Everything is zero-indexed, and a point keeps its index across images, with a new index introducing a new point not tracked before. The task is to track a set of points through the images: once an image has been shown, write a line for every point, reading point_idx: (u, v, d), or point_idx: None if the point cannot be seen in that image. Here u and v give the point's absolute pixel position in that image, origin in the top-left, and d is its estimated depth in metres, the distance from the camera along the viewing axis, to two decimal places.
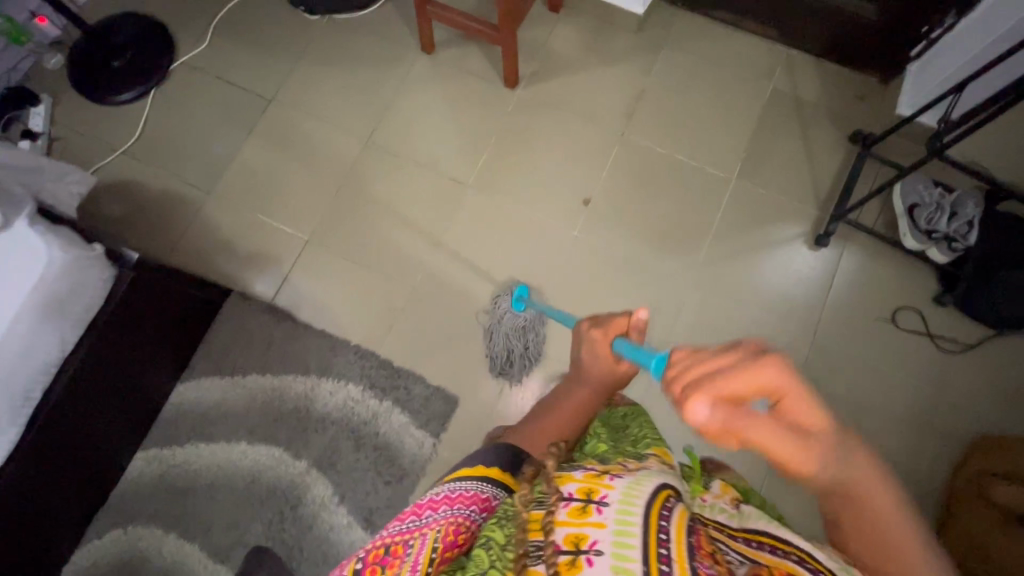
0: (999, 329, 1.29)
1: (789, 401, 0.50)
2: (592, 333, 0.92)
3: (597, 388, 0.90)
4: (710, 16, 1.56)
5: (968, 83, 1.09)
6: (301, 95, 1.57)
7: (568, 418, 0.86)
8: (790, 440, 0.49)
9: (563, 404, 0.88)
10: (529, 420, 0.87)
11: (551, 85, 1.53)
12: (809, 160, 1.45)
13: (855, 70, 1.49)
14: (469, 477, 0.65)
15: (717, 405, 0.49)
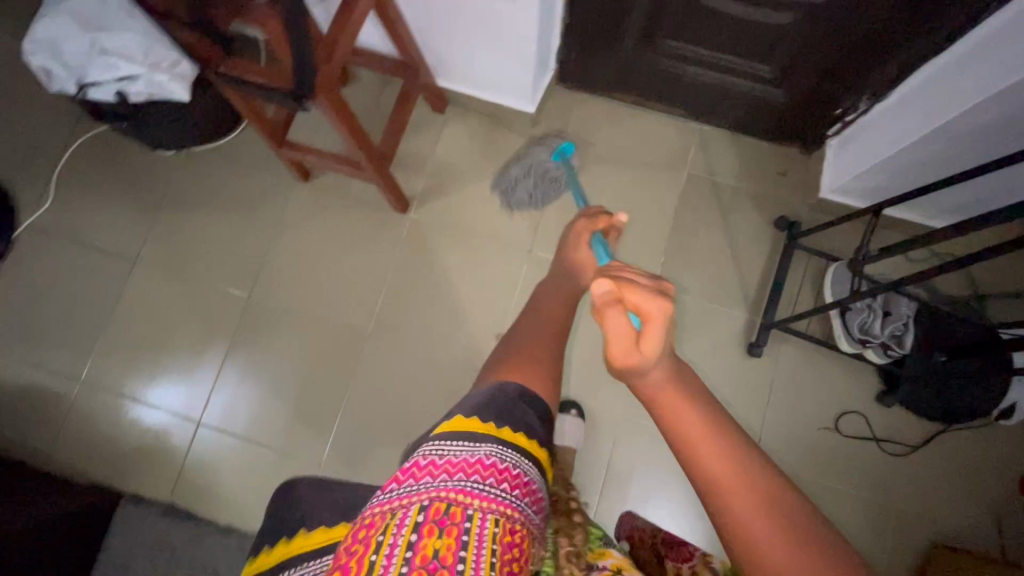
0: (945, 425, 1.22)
1: (649, 332, 0.55)
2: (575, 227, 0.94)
3: (576, 282, 0.88)
4: (611, 98, 1.39)
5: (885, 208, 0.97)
6: (173, 247, 1.40)
7: (564, 326, 0.73)
8: (651, 346, 0.55)
9: (552, 308, 0.79)
10: (524, 325, 0.74)
11: (445, 203, 1.38)
12: (733, 252, 1.34)
13: (773, 142, 1.35)
14: (512, 448, 0.52)
15: (604, 290, 0.59)
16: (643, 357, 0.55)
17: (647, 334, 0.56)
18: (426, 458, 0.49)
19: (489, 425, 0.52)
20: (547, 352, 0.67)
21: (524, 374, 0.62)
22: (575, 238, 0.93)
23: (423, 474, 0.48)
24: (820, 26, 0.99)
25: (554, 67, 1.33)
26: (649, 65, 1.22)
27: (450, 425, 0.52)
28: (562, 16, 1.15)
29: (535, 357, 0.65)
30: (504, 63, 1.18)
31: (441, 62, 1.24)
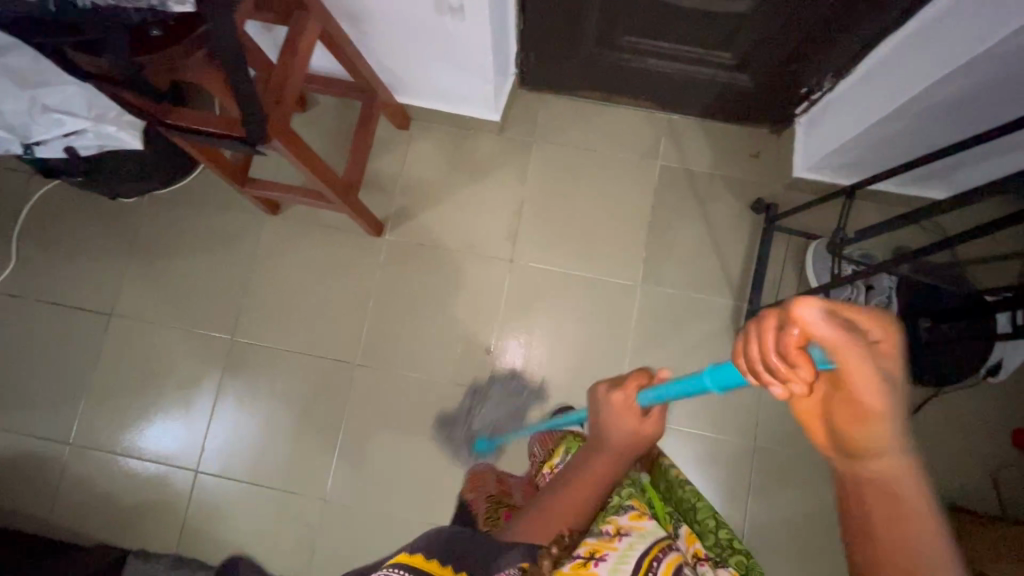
0: (938, 387, 1.24)
1: (888, 352, 0.44)
2: (610, 391, 0.72)
3: (608, 454, 0.68)
4: (577, 96, 1.37)
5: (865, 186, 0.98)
6: (146, 296, 1.37)
7: (578, 498, 0.65)
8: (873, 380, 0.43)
9: (579, 477, 0.67)
10: (548, 491, 0.67)
11: (420, 222, 1.36)
12: (714, 240, 1.33)
13: (743, 125, 1.34)
14: None
15: (825, 310, 0.40)
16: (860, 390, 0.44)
17: (881, 358, 0.44)
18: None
19: (432, 561, 0.52)
20: (567, 521, 0.63)
21: (543, 534, 0.61)
22: (616, 391, 0.72)
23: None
24: (777, 10, 0.97)
25: (515, 71, 1.30)
26: (610, 61, 1.20)
27: (401, 562, 0.51)
28: (516, 22, 1.13)
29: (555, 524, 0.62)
30: (463, 76, 1.15)
31: (399, 79, 1.21)
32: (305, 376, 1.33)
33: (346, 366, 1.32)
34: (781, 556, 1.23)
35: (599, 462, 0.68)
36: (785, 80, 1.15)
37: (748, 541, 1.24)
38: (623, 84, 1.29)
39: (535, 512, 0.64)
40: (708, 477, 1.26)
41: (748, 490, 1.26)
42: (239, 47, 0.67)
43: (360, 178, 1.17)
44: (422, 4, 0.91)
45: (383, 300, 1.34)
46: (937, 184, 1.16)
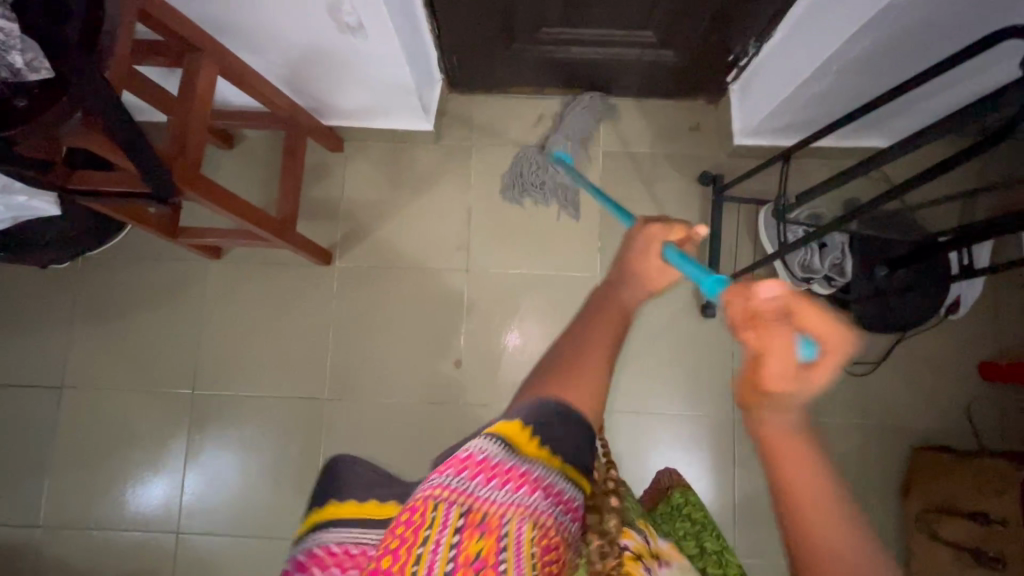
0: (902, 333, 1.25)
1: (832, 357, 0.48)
2: (653, 229, 0.70)
3: (638, 282, 0.66)
4: (509, 93, 1.34)
5: (796, 149, 0.96)
6: (96, 361, 1.32)
7: (607, 336, 0.58)
8: (786, 366, 0.48)
9: (602, 309, 0.62)
10: (573, 335, 0.59)
11: (369, 244, 1.32)
12: (666, 219, 1.32)
13: (679, 99, 1.33)
14: (494, 438, 0.48)
15: (777, 294, 0.50)
16: (776, 369, 0.48)
17: (826, 354, 0.49)
18: (468, 456, 0.46)
19: (525, 434, 0.48)
20: (597, 386, 0.55)
21: (569, 392, 0.53)
22: (654, 230, 0.69)
23: (455, 472, 0.46)
24: None
25: (440, 76, 1.26)
26: (533, 54, 1.17)
27: (500, 429, 0.48)
28: (428, 29, 1.09)
29: (586, 381, 0.54)
30: (383, 91, 1.11)
31: (319, 102, 1.16)
32: (274, 419, 1.29)
33: (314, 402, 1.29)
34: (773, 522, 1.24)
35: (621, 295, 0.64)
36: (710, 51, 1.14)
37: (739, 512, 1.25)
38: (552, 75, 1.26)
39: (565, 356, 0.56)
40: (693, 455, 1.26)
41: (733, 462, 1.26)
42: (113, 106, 0.63)
43: (294, 210, 1.13)
44: (319, 24, 0.87)
45: (342, 330, 1.31)
46: (874, 133, 1.16)
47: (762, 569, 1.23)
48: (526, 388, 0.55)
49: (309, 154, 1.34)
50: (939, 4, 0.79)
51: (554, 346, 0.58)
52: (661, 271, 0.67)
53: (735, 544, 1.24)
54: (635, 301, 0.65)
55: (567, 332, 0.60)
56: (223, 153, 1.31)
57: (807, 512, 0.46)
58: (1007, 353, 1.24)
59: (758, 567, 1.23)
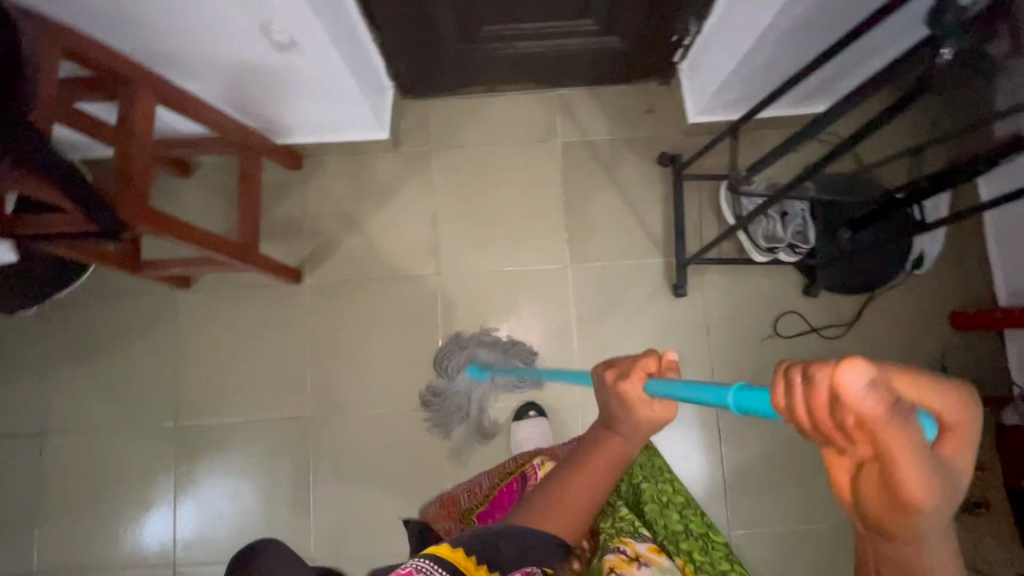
0: (871, 291, 1.27)
1: (961, 443, 0.30)
2: (627, 373, 0.59)
3: (623, 436, 0.63)
4: (463, 93, 1.34)
5: (742, 121, 0.97)
6: (74, 403, 1.30)
7: (584, 501, 0.61)
8: (910, 480, 0.29)
9: (591, 457, 0.63)
10: (555, 476, 0.63)
11: (338, 259, 1.32)
12: (630, 204, 1.32)
13: (632, 84, 1.33)
14: (430, 556, 0.49)
15: (870, 379, 0.28)
16: (872, 491, 0.30)
17: (943, 443, 0.30)
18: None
19: (462, 554, 0.51)
20: (575, 509, 0.61)
21: (551, 522, 0.59)
22: (640, 364, 0.59)
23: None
24: None
25: (391, 83, 1.26)
26: (479, 52, 1.17)
27: (435, 550, 0.50)
28: (371, 37, 1.08)
29: (568, 513, 0.60)
30: (332, 104, 1.10)
31: (270, 120, 1.15)
32: (261, 443, 1.29)
33: (299, 422, 1.29)
34: (764, 492, 1.26)
35: (613, 444, 0.63)
36: (654, 33, 1.14)
37: (730, 486, 1.26)
38: (502, 73, 1.26)
39: (549, 495, 0.61)
40: (679, 433, 1.28)
41: (718, 437, 1.27)
42: (41, 147, 0.63)
43: (255, 232, 1.12)
44: (253, 42, 0.86)
45: (320, 347, 1.30)
46: (823, 99, 1.17)
47: (758, 539, 1.24)
48: (513, 519, 0.59)
49: (269, 174, 1.34)
50: None
51: (536, 491, 0.62)
52: (653, 412, 0.60)
53: (728, 517, 1.25)
54: (618, 457, 0.63)
55: (555, 472, 0.64)
56: (183, 182, 1.30)
57: None
58: (976, 301, 1.26)
59: (753, 538, 1.24)
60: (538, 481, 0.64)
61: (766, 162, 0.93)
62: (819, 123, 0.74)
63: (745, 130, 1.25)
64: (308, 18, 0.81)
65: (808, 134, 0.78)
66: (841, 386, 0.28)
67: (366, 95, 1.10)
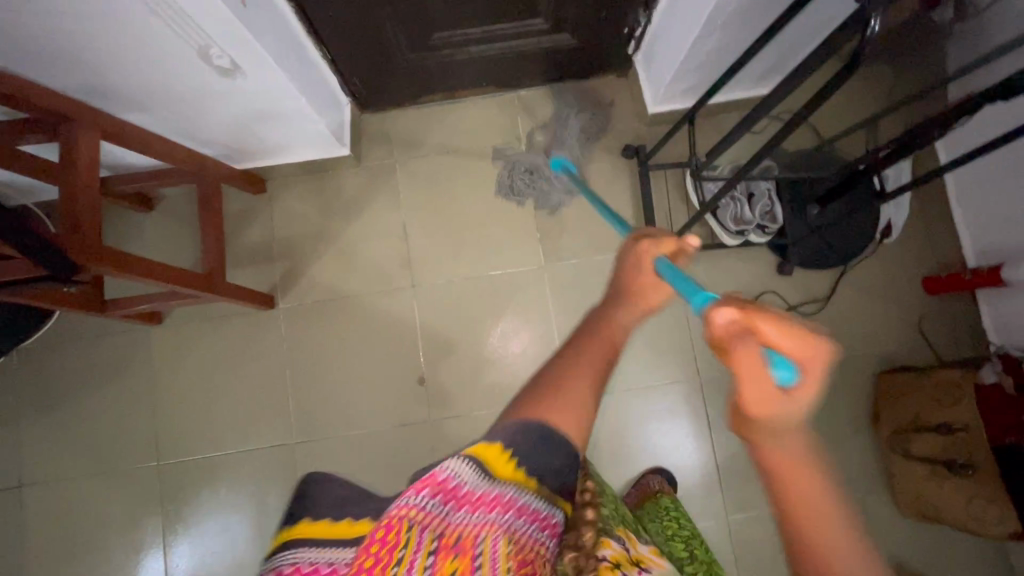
0: (845, 265, 1.27)
1: (805, 377, 0.46)
2: (645, 246, 0.66)
3: (631, 304, 0.65)
4: (422, 102, 1.33)
5: (695, 108, 0.97)
6: (50, 451, 1.27)
7: (601, 371, 0.59)
8: (762, 398, 0.46)
9: (595, 339, 0.61)
10: (567, 357, 0.60)
11: (310, 280, 1.30)
12: (599, 198, 1.32)
13: (590, 79, 1.33)
14: (468, 460, 0.49)
15: (732, 317, 0.46)
16: (755, 396, 0.46)
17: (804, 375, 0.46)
18: (444, 477, 0.48)
19: (505, 456, 0.50)
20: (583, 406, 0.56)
21: (560, 416, 0.54)
22: (649, 244, 0.66)
23: (431, 494, 0.48)
24: None
25: (347, 98, 1.24)
26: (433, 60, 1.16)
27: (476, 452, 0.50)
28: (320, 55, 1.07)
29: (571, 404, 0.55)
30: (287, 125, 1.09)
31: (226, 146, 1.13)
32: (246, 475, 1.26)
33: (285, 449, 1.26)
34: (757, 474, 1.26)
35: (618, 322, 0.64)
36: (604, 27, 1.14)
37: (723, 471, 1.26)
38: (459, 78, 1.25)
39: (551, 380, 0.57)
40: (668, 423, 1.27)
41: (707, 423, 1.27)
42: None
43: (220, 261, 1.10)
44: (196, 69, 0.85)
45: (300, 371, 1.28)
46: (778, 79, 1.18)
47: (755, 521, 1.24)
48: (508, 411, 0.56)
49: (232, 200, 1.31)
50: None
51: (537, 374, 0.58)
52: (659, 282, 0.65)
53: (724, 503, 1.25)
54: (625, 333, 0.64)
55: (556, 358, 0.60)
56: (144, 216, 1.28)
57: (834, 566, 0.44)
58: (946, 265, 1.27)
59: (749, 520, 1.24)
60: (538, 369, 0.59)
61: (724, 147, 0.94)
62: (767, 103, 0.74)
63: (705, 115, 1.25)
64: (248, 41, 0.80)
65: (760, 114, 0.78)
66: (716, 319, 0.46)
67: (320, 113, 1.09)
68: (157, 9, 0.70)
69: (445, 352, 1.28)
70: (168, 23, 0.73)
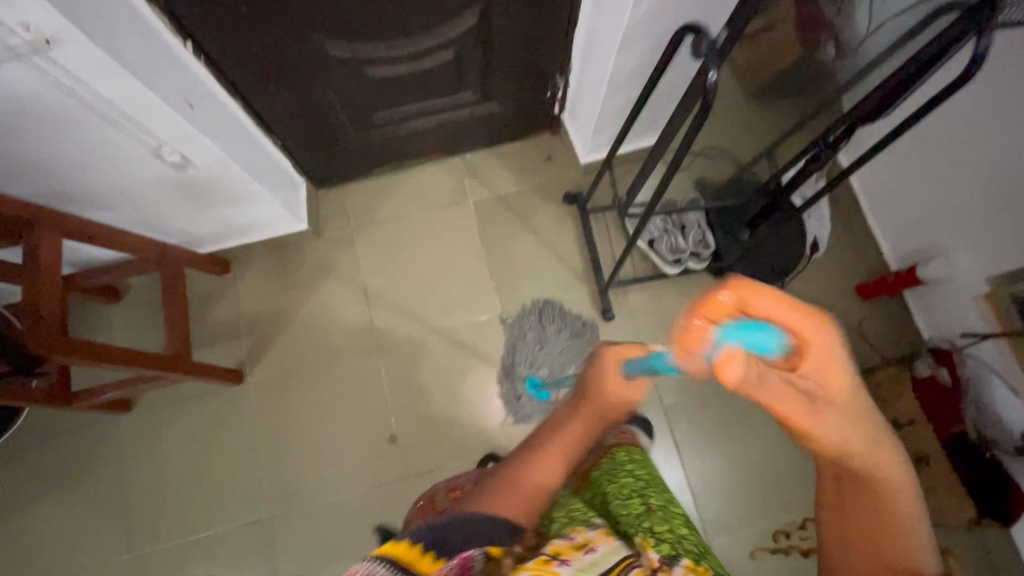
0: (780, 281, 1.35)
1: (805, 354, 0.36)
2: (614, 349, 0.56)
3: (590, 417, 0.58)
4: (375, 174, 1.43)
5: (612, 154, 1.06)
6: (17, 555, 1.23)
7: (536, 487, 0.55)
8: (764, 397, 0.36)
9: (534, 465, 0.56)
10: (511, 465, 0.57)
11: (278, 351, 1.34)
12: (548, 244, 1.41)
13: (528, 138, 1.46)
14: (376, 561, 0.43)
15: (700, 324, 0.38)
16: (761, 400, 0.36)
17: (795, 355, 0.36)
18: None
19: (418, 552, 0.45)
20: (523, 498, 0.54)
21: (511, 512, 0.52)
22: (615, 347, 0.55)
23: None
24: (478, 48, 1.08)
25: (303, 176, 1.34)
26: (377, 135, 1.26)
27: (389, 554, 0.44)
28: (272, 142, 1.17)
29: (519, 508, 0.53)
30: (243, 207, 1.17)
31: (188, 232, 1.20)
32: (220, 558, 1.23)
33: (259, 525, 1.25)
34: (732, 493, 1.27)
35: (567, 432, 0.58)
36: (529, 93, 1.27)
37: (698, 495, 1.27)
38: (404, 150, 1.36)
39: (509, 476, 0.56)
40: None
41: (677, 448, 1.30)
42: None
43: (185, 340, 1.14)
44: (150, 166, 0.93)
45: (274, 443, 1.29)
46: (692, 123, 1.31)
47: (737, 543, 1.24)
48: (463, 502, 0.55)
49: (199, 283, 1.37)
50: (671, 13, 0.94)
51: (494, 478, 0.56)
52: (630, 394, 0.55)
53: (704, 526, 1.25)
54: (559, 451, 0.57)
55: (517, 453, 0.59)
56: (113, 306, 1.32)
57: (861, 509, 0.41)
58: (875, 271, 1.36)
59: (732, 542, 1.24)
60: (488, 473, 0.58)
61: (638, 188, 1.04)
62: (657, 150, 0.85)
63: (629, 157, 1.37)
64: (196, 136, 0.88)
65: (655, 157, 0.88)
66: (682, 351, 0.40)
67: (275, 193, 1.18)
68: (111, 119, 0.79)
69: (414, 407, 1.31)
70: (120, 129, 0.82)
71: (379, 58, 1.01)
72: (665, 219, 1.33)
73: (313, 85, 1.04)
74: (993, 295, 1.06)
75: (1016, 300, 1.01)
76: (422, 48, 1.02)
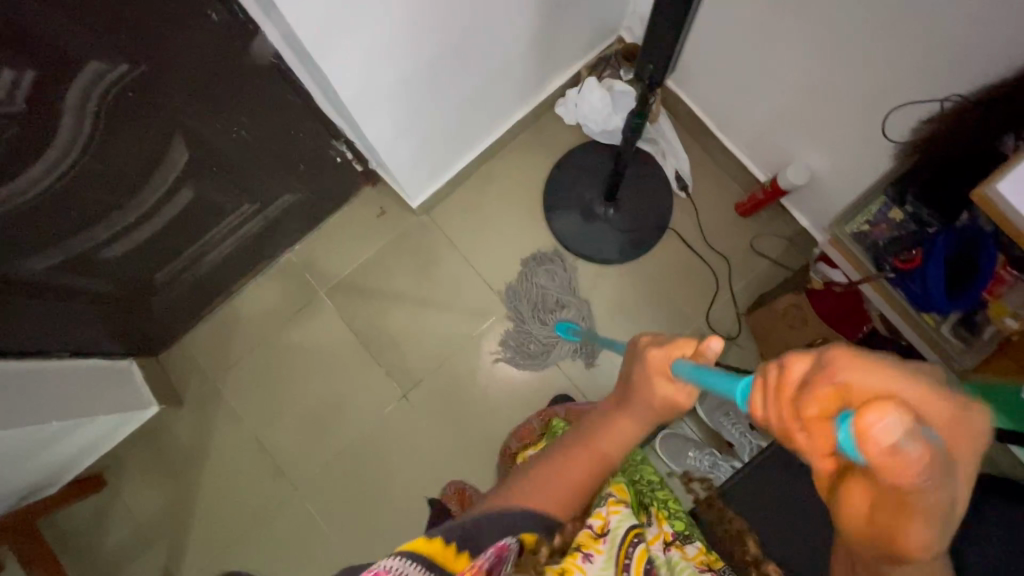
0: (665, 254, 1.29)
1: None
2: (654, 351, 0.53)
3: (635, 414, 0.57)
4: (208, 313, 1.27)
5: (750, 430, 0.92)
6: None
7: (593, 462, 0.58)
8: None
9: (608, 429, 0.59)
10: (541, 462, 0.59)
11: (193, 542, 1.21)
12: (418, 302, 1.29)
13: (350, 201, 1.30)
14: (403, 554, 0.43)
15: None
16: None
17: None
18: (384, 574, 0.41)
19: (442, 545, 0.47)
20: (566, 493, 0.57)
21: (541, 502, 0.56)
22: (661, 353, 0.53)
23: None
24: (216, 171, 0.90)
25: (127, 359, 1.18)
26: (172, 289, 1.10)
27: (407, 547, 0.44)
28: (57, 358, 1.01)
29: (552, 490, 0.57)
30: (57, 441, 1.01)
31: (19, 492, 1.04)
32: None
33: None
34: None
35: (619, 428, 0.58)
36: (316, 170, 1.10)
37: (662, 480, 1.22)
38: (222, 281, 1.21)
39: (538, 471, 0.58)
40: None
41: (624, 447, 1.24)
42: None
43: None
44: None
45: None
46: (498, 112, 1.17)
47: None
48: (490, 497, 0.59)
49: (77, 511, 1.22)
50: (373, 53, 0.78)
51: (536, 462, 0.61)
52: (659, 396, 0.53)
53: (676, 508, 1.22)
54: (626, 437, 0.58)
55: (585, 426, 0.60)
56: None
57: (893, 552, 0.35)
58: (747, 187, 1.29)
59: None
60: (537, 456, 0.62)
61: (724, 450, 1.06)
62: None
63: None
64: None
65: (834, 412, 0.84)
66: None
67: (88, 412, 1.02)
68: None
69: (356, 529, 1.21)
70: None
71: (99, 241, 0.84)
72: (711, 451, 1.15)
73: (44, 295, 0.87)
74: (836, 242, 0.93)
75: (861, 240, 0.90)
76: (147, 205, 0.86)
